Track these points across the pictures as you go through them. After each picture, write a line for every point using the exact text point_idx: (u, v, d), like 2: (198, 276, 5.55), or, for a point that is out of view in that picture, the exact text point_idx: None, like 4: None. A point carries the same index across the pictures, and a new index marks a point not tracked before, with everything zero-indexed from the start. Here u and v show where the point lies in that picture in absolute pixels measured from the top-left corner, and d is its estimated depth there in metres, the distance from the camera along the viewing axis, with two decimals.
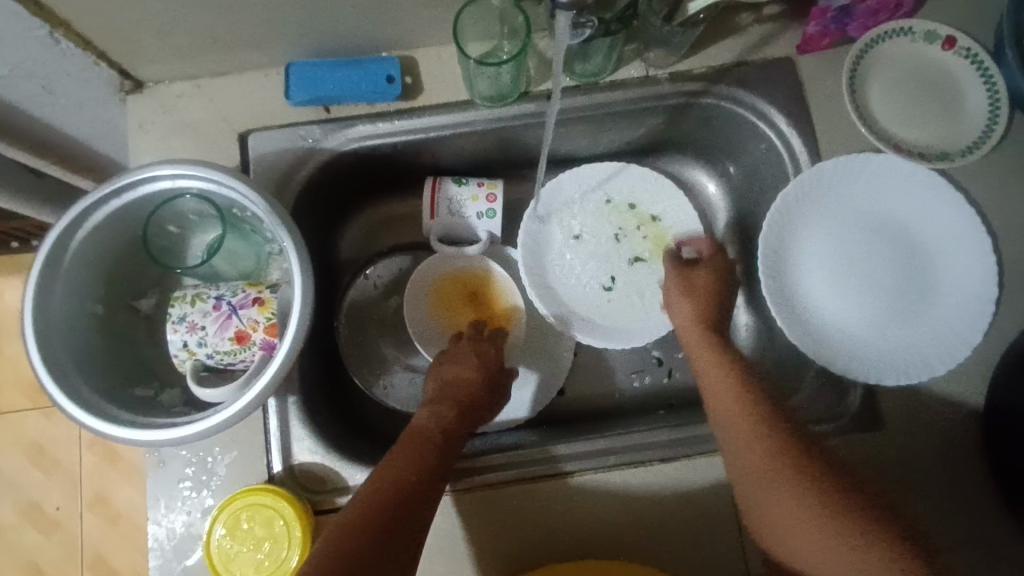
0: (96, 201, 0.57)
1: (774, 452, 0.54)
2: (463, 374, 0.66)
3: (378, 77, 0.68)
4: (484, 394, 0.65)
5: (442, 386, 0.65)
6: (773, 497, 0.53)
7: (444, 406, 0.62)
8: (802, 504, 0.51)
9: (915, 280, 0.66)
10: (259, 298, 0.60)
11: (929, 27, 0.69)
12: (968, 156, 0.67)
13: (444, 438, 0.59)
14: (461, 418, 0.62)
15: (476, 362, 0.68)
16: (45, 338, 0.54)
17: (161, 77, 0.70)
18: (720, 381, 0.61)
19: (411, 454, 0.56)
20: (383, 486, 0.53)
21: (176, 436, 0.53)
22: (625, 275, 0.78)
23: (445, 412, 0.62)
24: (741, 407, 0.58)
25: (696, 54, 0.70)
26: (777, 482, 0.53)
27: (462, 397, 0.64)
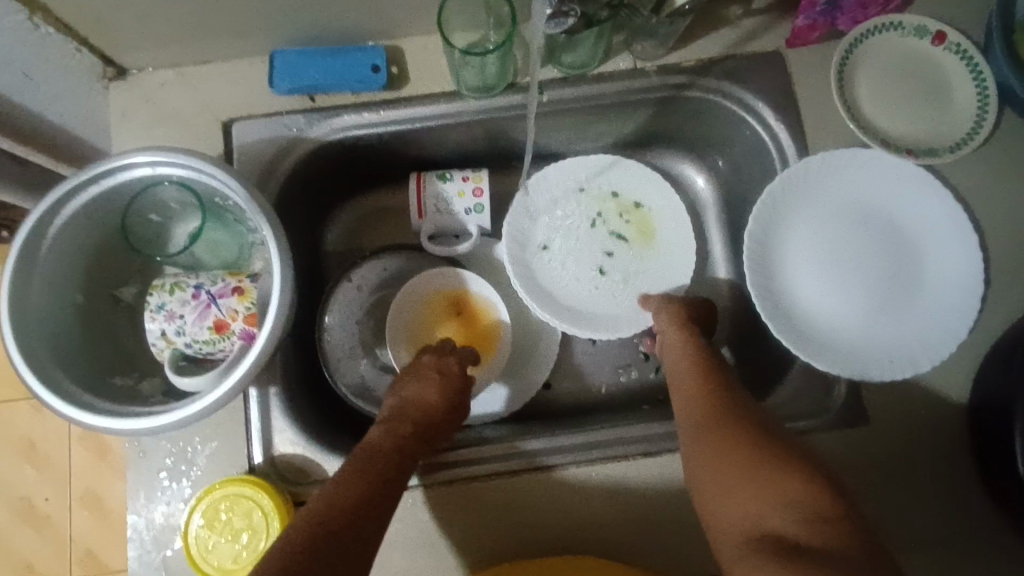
0: (74, 187, 0.56)
1: (727, 427, 0.56)
2: (422, 392, 0.63)
3: (363, 67, 0.68)
4: (443, 414, 0.62)
5: (399, 405, 0.62)
6: (720, 467, 0.53)
7: (401, 424, 0.60)
8: (749, 468, 0.52)
9: (900, 276, 0.66)
10: (239, 287, 0.59)
11: (918, 21, 0.68)
12: (955, 153, 0.66)
13: (402, 455, 0.57)
14: (419, 437, 0.60)
15: (438, 378, 0.65)
16: (22, 326, 0.54)
17: (144, 65, 0.69)
18: (683, 377, 0.63)
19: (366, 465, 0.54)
20: (355, 475, 0.53)
21: (154, 424, 0.53)
22: (611, 264, 0.77)
23: (403, 430, 0.59)
24: (700, 393, 0.60)
25: (684, 46, 0.70)
26: (726, 451, 0.54)
27: (421, 416, 0.61)
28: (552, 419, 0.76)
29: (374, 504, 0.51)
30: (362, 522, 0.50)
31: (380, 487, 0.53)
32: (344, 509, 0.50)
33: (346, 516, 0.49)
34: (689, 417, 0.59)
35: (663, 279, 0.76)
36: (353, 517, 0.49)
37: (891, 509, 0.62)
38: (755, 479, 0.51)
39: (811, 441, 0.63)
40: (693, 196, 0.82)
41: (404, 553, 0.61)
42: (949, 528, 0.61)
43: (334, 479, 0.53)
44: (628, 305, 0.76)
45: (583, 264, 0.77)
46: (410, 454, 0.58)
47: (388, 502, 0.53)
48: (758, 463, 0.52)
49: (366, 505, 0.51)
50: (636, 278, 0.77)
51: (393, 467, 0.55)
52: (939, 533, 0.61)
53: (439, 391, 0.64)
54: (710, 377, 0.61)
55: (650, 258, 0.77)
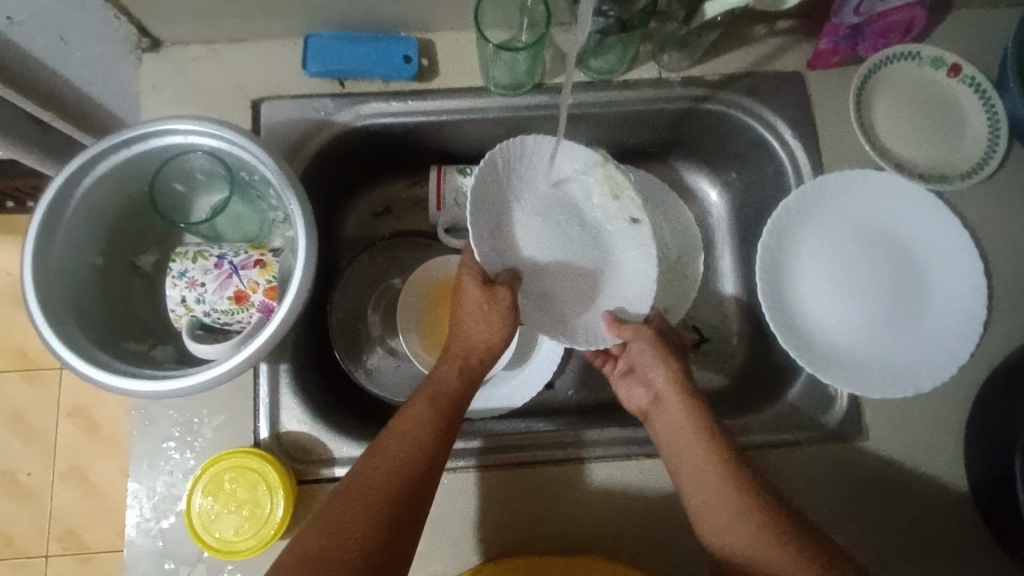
0: (107, 149, 0.57)
1: (717, 461, 0.57)
2: (474, 329, 0.62)
3: (395, 56, 0.69)
4: (499, 350, 0.63)
5: (457, 340, 0.63)
6: (713, 500, 0.55)
7: (450, 367, 0.61)
8: (735, 510, 0.54)
9: (908, 292, 0.67)
10: (262, 261, 0.60)
11: (936, 52, 0.70)
12: (967, 180, 0.68)
13: (451, 405, 0.59)
14: (466, 376, 0.61)
15: (490, 309, 0.62)
16: (43, 282, 0.54)
17: (178, 39, 0.70)
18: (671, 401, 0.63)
19: (397, 453, 0.54)
20: (395, 458, 0.54)
21: (169, 388, 0.53)
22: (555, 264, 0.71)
23: (448, 376, 0.61)
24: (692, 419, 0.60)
25: (710, 61, 0.72)
26: (718, 487, 0.56)
27: (467, 356, 0.62)
28: (555, 417, 0.77)
29: (426, 485, 0.54)
30: (413, 510, 0.52)
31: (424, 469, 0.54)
32: (388, 506, 0.51)
33: (394, 513, 0.51)
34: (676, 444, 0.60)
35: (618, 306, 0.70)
36: (404, 508, 0.52)
37: (887, 527, 0.62)
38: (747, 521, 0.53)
39: (811, 454, 0.64)
40: (705, 209, 0.84)
41: None
42: (944, 547, 0.62)
43: (353, 479, 0.53)
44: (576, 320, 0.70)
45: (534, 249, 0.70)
46: (461, 398, 0.60)
47: (434, 475, 0.55)
48: (748, 503, 0.54)
49: (399, 512, 0.51)
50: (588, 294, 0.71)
51: (435, 426, 0.57)
52: (933, 552, 0.62)
53: (478, 318, 0.62)
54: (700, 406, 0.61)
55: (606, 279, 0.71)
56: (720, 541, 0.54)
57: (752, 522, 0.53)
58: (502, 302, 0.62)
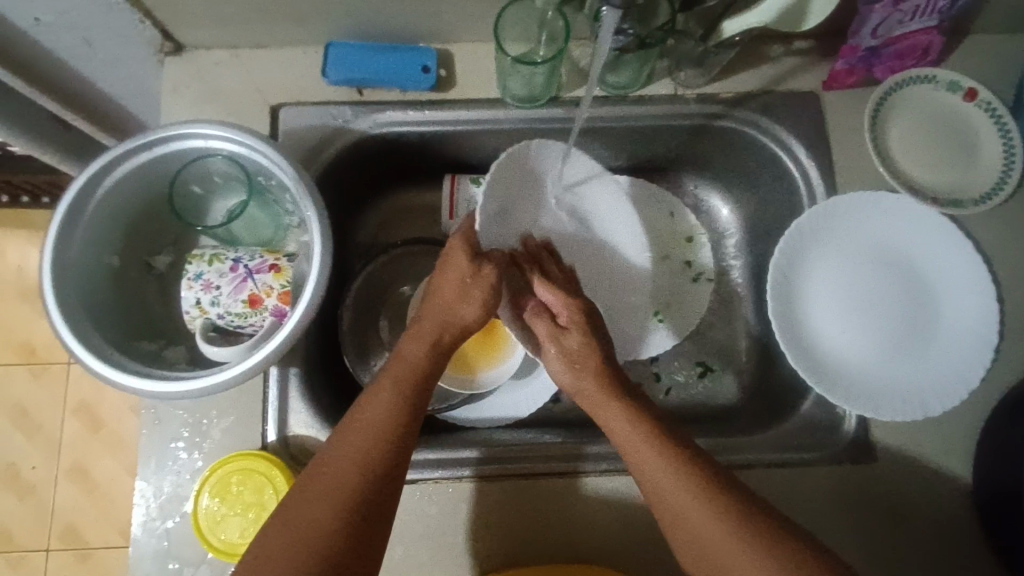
0: (128, 151, 0.58)
1: (671, 457, 0.54)
2: (452, 304, 0.61)
3: (414, 66, 0.70)
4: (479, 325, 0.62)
5: (432, 315, 0.61)
6: (679, 508, 0.52)
7: (417, 343, 0.59)
8: (711, 516, 0.51)
9: (897, 303, 0.68)
10: (276, 265, 0.60)
11: (952, 77, 0.70)
12: (980, 206, 0.68)
13: (424, 384, 0.58)
14: (435, 353, 0.60)
15: (471, 285, 0.62)
16: (61, 280, 0.55)
17: (201, 44, 0.71)
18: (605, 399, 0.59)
19: (356, 448, 0.52)
20: (355, 448, 0.52)
21: (181, 389, 0.53)
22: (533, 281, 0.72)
23: (411, 354, 0.59)
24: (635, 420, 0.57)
25: (725, 78, 0.72)
26: (683, 493, 0.52)
27: (443, 330, 0.61)
28: (561, 427, 0.77)
29: (395, 468, 0.52)
30: (382, 500, 0.51)
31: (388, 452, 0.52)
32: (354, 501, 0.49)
33: (360, 509, 0.49)
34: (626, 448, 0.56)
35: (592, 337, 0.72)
36: (371, 500, 0.50)
37: (893, 551, 0.62)
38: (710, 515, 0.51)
39: (818, 474, 0.64)
40: (716, 225, 0.84)
41: (408, 545, 0.62)
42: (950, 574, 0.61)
43: (306, 489, 0.50)
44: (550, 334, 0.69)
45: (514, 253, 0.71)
46: (428, 376, 0.58)
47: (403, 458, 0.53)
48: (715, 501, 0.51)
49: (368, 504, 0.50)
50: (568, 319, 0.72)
51: (397, 414, 0.54)
52: None
53: (455, 293, 0.62)
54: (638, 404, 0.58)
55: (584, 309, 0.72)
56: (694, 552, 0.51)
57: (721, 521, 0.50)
58: (485, 278, 0.62)
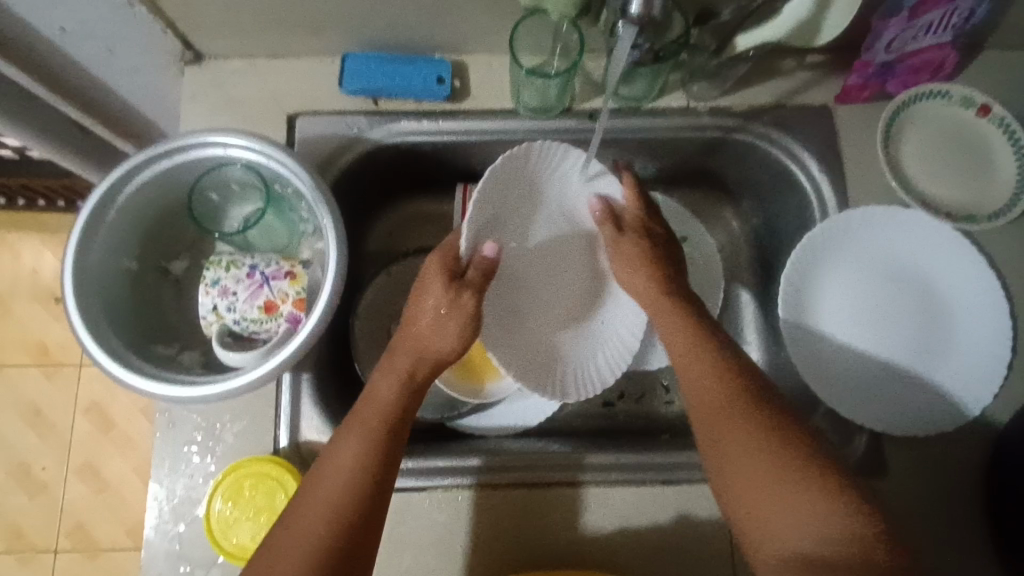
0: (149, 158, 0.59)
1: (719, 376, 0.57)
2: (426, 336, 0.61)
3: (429, 77, 0.70)
4: (455, 356, 0.62)
5: (404, 345, 0.61)
6: (717, 421, 0.55)
7: (389, 376, 0.59)
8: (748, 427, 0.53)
9: (911, 313, 0.68)
10: (292, 272, 0.61)
11: (966, 92, 0.70)
12: (993, 221, 0.68)
13: (402, 412, 0.57)
14: (409, 386, 0.58)
15: (448, 316, 0.61)
16: (81, 283, 0.56)
17: (220, 53, 0.72)
18: (689, 352, 0.60)
19: (338, 483, 0.52)
20: (345, 460, 0.53)
21: (197, 394, 0.54)
22: (553, 284, 0.74)
23: (383, 389, 0.58)
24: (712, 380, 0.57)
25: (737, 91, 0.73)
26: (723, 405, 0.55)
27: (419, 361, 0.60)
28: (570, 434, 0.77)
29: (377, 500, 0.52)
30: (365, 529, 0.51)
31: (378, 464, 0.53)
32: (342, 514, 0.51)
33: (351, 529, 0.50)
34: (700, 408, 0.56)
35: (603, 355, 0.73)
36: (359, 522, 0.51)
37: None
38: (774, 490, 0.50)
39: None
40: (726, 236, 0.84)
41: (416, 552, 0.62)
42: None
43: (296, 518, 0.50)
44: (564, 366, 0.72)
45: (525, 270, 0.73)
46: (404, 406, 0.57)
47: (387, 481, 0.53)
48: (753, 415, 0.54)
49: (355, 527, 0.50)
50: (581, 337, 0.73)
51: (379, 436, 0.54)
52: None
53: (431, 321, 0.61)
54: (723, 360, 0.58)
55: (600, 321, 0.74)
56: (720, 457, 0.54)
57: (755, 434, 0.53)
58: (464, 309, 0.61)
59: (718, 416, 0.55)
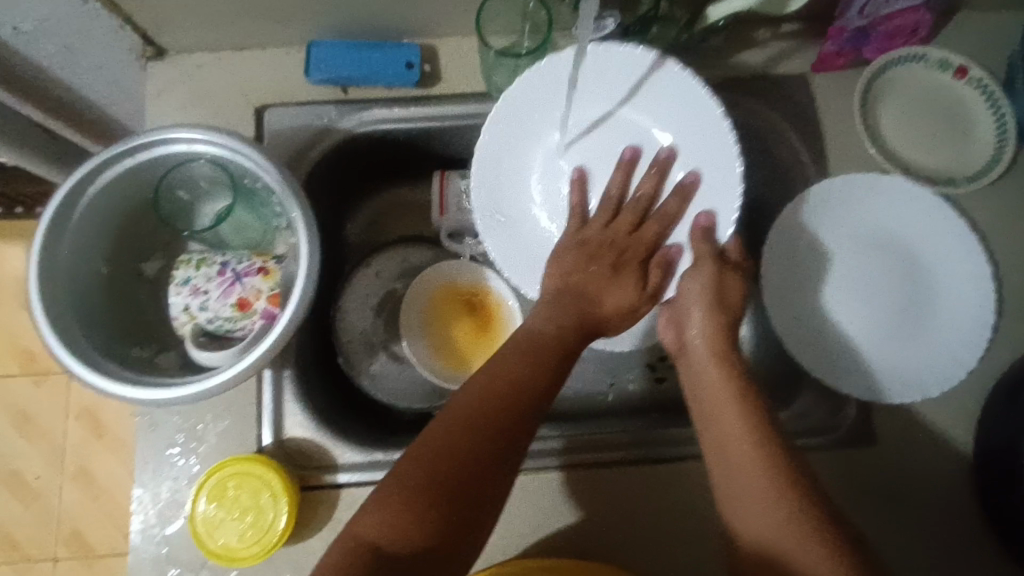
0: (112, 157, 0.58)
1: (734, 397, 0.55)
2: (589, 282, 0.63)
3: (397, 63, 0.69)
4: (614, 312, 0.62)
5: (565, 288, 0.62)
6: (723, 440, 0.53)
7: (564, 313, 0.60)
8: (754, 448, 0.51)
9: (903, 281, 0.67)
10: (264, 267, 0.60)
11: (941, 56, 0.69)
12: (973, 184, 0.67)
13: (563, 353, 0.58)
14: (574, 332, 0.60)
15: (617, 273, 0.63)
16: (48, 289, 0.54)
17: (183, 47, 0.70)
18: (701, 348, 0.59)
19: (464, 433, 0.50)
20: (471, 419, 0.51)
21: (171, 396, 0.53)
22: (598, 186, 0.67)
23: (549, 309, 0.61)
24: (735, 419, 0.53)
25: (714, 64, 0.72)
26: (731, 425, 0.53)
27: (586, 309, 0.61)
28: (562, 419, 0.76)
29: (501, 462, 0.50)
30: (476, 493, 0.48)
31: (498, 444, 0.50)
32: (451, 484, 0.47)
33: (461, 489, 0.48)
34: (719, 449, 0.53)
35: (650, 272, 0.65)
36: (467, 489, 0.48)
37: (893, 535, 0.61)
38: (780, 515, 0.48)
39: (816, 459, 0.63)
40: None
41: None
42: (952, 555, 0.61)
43: (401, 464, 0.49)
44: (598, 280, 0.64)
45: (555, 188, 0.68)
46: (560, 348, 0.58)
47: (519, 444, 0.51)
48: (756, 443, 0.52)
49: (471, 489, 0.48)
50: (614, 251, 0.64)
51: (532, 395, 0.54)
52: (939, 564, 0.61)
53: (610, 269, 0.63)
54: (744, 390, 0.55)
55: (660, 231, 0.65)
56: (720, 476, 0.52)
57: (758, 456, 0.51)
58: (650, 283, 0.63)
59: (722, 435, 0.53)
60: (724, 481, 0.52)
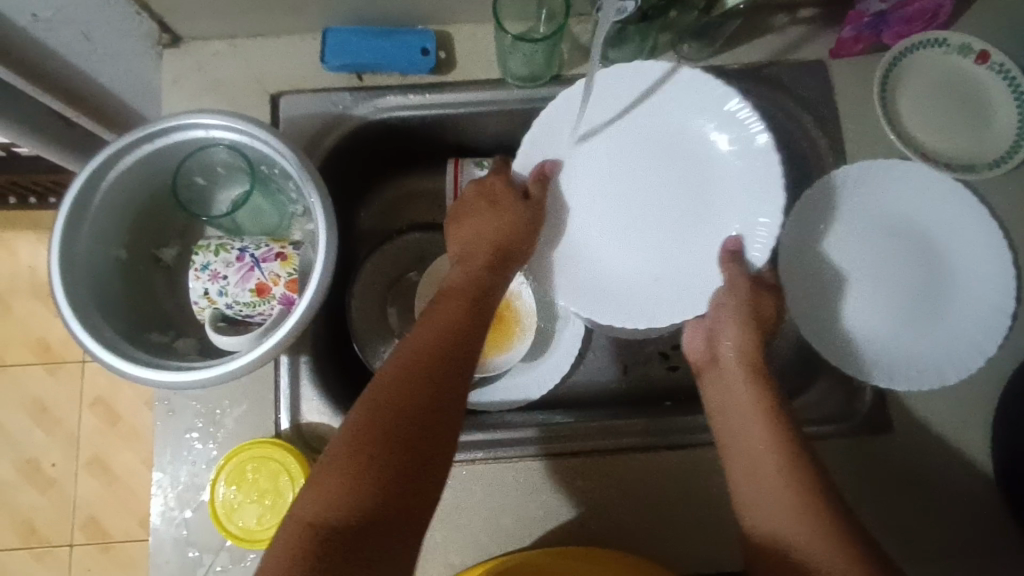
0: (131, 143, 0.58)
1: (762, 416, 0.57)
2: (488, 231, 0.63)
3: (412, 49, 0.69)
4: (521, 241, 0.63)
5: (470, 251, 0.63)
6: (752, 458, 0.55)
7: (477, 271, 0.62)
8: (783, 466, 0.53)
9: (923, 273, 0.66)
10: (282, 253, 0.60)
11: (963, 39, 0.68)
12: (994, 170, 0.67)
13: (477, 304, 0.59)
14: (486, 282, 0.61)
15: (503, 207, 0.63)
16: (69, 275, 0.55)
17: (198, 34, 0.70)
18: (733, 367, 0.61)
19: (390, 395, 0.50)
20: (400, 388, 0.51)
21: (192, 379, 0.54)
22: (652, 208, 0.67)
23: (467, 272, 0.62)
24: (762, 436, 0.55)
25: (731, 50, 0.71)
26: (762, 443, 0.55)
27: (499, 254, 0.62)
28: (573, 407, 0.77)
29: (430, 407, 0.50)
30: (419, 450, 0.48)
31: (422, 396, 0.50)
32: (386, 453, 0.47)
33: (399, 448, 0.48)
34: (744, 469, 0.55)
35: (685, 282, 0.66)
36: (404, 445, 0.48)
37: (909, 522, 0.61)
38: (809, 538, 0.49)
39: (832, 446, 0.63)
40: None
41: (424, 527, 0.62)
42: (968, 541, 0.61)
43: (335, 442, 0.48)
44: (639, 295, 0.66)
45: (592, 204, 0.68)
46: (477, 300, 0.60)
47: (449, 390, 0.52)
48: (789, 459, 0.54)
49: (410, 444, 0.48)
50: (660, 268, 0.67)
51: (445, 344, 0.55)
52: (954, 553, 0.61)
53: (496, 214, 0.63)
54: (772, 407, 0.57)
55: (692, 251, 0.66)
56: (748, 492, 0.54)
57: (789, 475, 0.53)
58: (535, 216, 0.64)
59: (753, 450, 0.55)
60: (749, 498, 0.54)
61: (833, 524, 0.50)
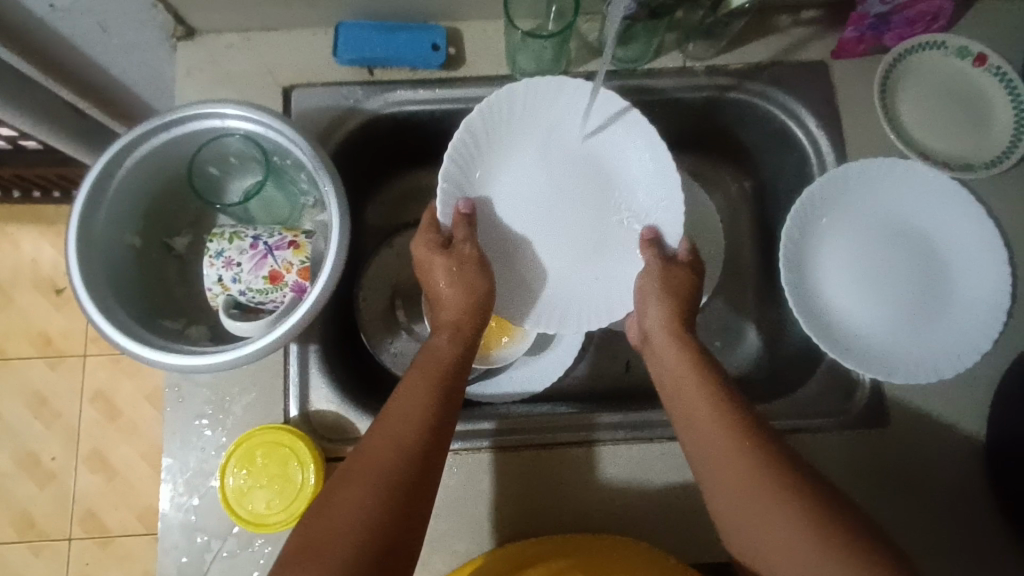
0: (147, 132, 0.59)
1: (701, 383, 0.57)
2: (452, 298, 0.63)
3: (423, 44, 0.70)
4: (484, 305, 0.64)
5: (444, 309, 0.63)
6: (699, 426, 0.55)
7: (453, 335, 0.62)
8: (727, 427, 0.54)
9: (915, 272, 0.68)
10: (295, 241, 0.61)
11: (962, 42, 0.70)
12: (991, 169, 0.68)
13: (457, 368, 0.59)
14: (462, 346, 0.62)
15: (457, 275, 0.63)
16: (86, 259, 0.56)
17: (211, 28, 0.71)
18: (664, 345, 0.62)
19: (370, 471, 0.50)
20: (381, 464, 0.51)
21: (207, 363, 0.54)
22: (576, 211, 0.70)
23: (440, 345, 0.61)
24: (704, 402, 0.56)
25: (735, 49, 0.72)
26: (705, 410, 0.56)
27: (471, 320, 0.63)
28: (575, 399, 0.78)
29: (416, 480, 0.51)
30: (408, 524, 0.49)
31: (404, 471, 0.51)
32: (374, 530, 0.47)
33: (386, 523, 0.48)
34: (703, 455, 0.54)
35: (616, 277, 0.69)
36: (394, 521, 0.48)
37: (904, 513, 0.63)
38: (769, 494, 0.50)
39: (830, 438, 0.64)
40: (726, 198, 0.84)
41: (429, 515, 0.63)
42: (964, 532, 0.62)
43: (320, 521, 0.48)
44: (576, 295, 0.69)
45: (524, 211, 0.70)
46: (454, 365, 0.60)
47: (431, 461, 0.53)
48: (733, 420, 0.54)
49: (399, 521, 0.49)
50: (594, 268, 0.69)
51: (430, 411, 0.55)
52: (948, 545, 0.62)
53: (451, 286, 0.63)
54: (706, 366, 0.59)
55: (614, 254, 0.69)
56: (701, 464, 0.54)
57: (736, 436, 0.53)
58: (468, 257, 0.64)
59: (697, 417, 0.56)
60: (703, 468, 0.54)
61: (786, 478, 0.50)
